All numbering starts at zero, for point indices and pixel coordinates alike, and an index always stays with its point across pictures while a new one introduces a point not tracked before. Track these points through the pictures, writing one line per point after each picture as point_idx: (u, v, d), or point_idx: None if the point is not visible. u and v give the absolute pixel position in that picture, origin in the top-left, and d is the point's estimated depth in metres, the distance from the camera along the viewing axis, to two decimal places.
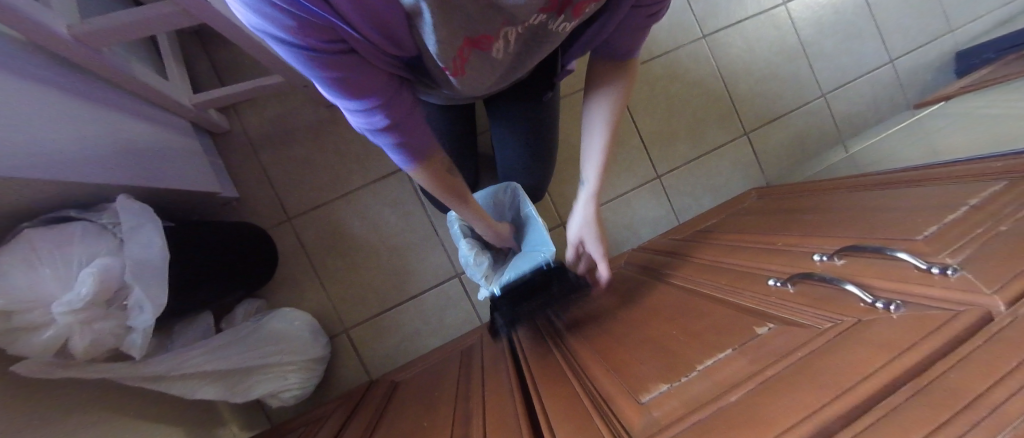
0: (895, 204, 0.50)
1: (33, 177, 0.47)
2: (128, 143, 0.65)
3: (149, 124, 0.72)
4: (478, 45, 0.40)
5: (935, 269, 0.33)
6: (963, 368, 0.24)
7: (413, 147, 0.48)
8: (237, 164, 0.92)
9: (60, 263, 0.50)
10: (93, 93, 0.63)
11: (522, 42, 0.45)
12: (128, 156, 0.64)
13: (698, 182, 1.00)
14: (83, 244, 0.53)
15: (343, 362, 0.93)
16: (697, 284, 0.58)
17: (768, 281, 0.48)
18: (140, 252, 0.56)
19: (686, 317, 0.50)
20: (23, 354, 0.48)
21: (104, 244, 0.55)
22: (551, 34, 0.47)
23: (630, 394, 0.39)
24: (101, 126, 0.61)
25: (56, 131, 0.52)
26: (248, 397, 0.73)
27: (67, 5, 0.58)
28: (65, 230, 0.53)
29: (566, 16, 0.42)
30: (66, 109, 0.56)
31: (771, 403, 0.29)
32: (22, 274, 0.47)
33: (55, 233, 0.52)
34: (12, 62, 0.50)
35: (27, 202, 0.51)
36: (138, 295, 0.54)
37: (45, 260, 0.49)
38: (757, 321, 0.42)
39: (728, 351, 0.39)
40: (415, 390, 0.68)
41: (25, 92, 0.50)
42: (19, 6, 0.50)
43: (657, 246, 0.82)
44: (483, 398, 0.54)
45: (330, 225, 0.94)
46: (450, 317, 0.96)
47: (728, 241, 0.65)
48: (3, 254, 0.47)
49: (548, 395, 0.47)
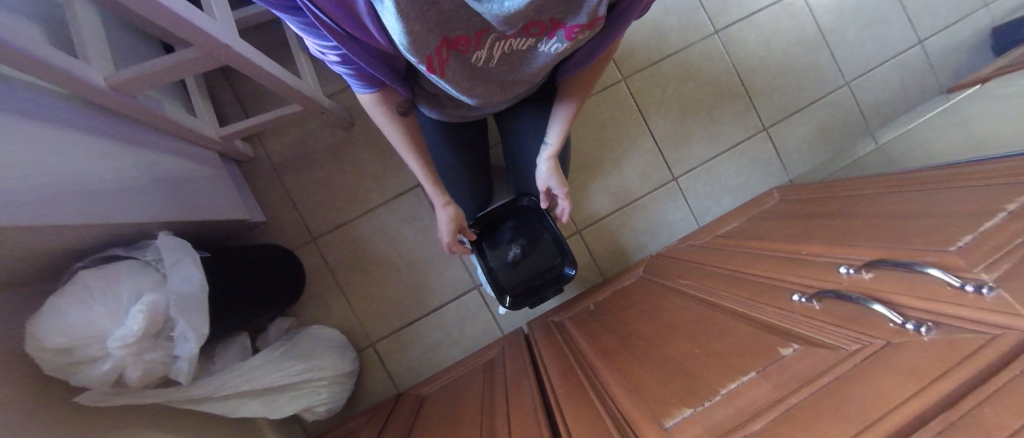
0: (926, 208, 0.48)
1: (81, 222, 0.51)
2: (164, 181, 0.69)
3: (182, 159, 0.76)
4: (459, 49, 0.49)
5: (968, 287, 0.32)
6: (996, 401, 0.23)
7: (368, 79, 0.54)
8: (263, 189, 0.96)
9: (111, 299, 0.54)
10: (130, 136, 0.67)
11: (509, 52, 0.54)
12: (165, 193, 0.68)
13: (716, 182, 0.98)
14: (131, 280, 0.57)
15: (371, 374, 0.96)
16: (717, 297, 0.57)
17: (792, 296, 0.47)
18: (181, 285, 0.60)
19: (706, 334, 0.49)
20: (84, 384, 0.53)
21: (149, 280, 0.58)
22: (540, 52, 0.55)
23: (654, 417, 0.40)
24: (139, 167, 0.65)
25: (101, 177, 0.56)
26: (285, 412, 0.76)
27: (103, 55, 0.62)
28: (114, 268, 0.57)
29: (550, 33, 0.49)
30: (108, 155, 0.60)
31: (795, 433, 0.29)
32: (78, 311, 0.51)
33: (105, 271, 0.56)
34: (56, 116, 0.55)
35: (79, 244, 0.56)
36: (182, 327, 0.58)
37: (98, 297, 0.53)
38: (781, 341, 0.41)
39: (751, 374, 0.39)
40: (442, 404, 0.70)
41: (71, 144, 0.54)
42: (60, 62, 0.54)
43: (676, 253, 0.81)
44: (508, 415, 0.55)
45: (352, 243, 0.98)
46: (471, 328, 0.98)
47: (750, 249, 0.64)
48: (62, 295, 0.51)
49: (573, 416, 0.48)
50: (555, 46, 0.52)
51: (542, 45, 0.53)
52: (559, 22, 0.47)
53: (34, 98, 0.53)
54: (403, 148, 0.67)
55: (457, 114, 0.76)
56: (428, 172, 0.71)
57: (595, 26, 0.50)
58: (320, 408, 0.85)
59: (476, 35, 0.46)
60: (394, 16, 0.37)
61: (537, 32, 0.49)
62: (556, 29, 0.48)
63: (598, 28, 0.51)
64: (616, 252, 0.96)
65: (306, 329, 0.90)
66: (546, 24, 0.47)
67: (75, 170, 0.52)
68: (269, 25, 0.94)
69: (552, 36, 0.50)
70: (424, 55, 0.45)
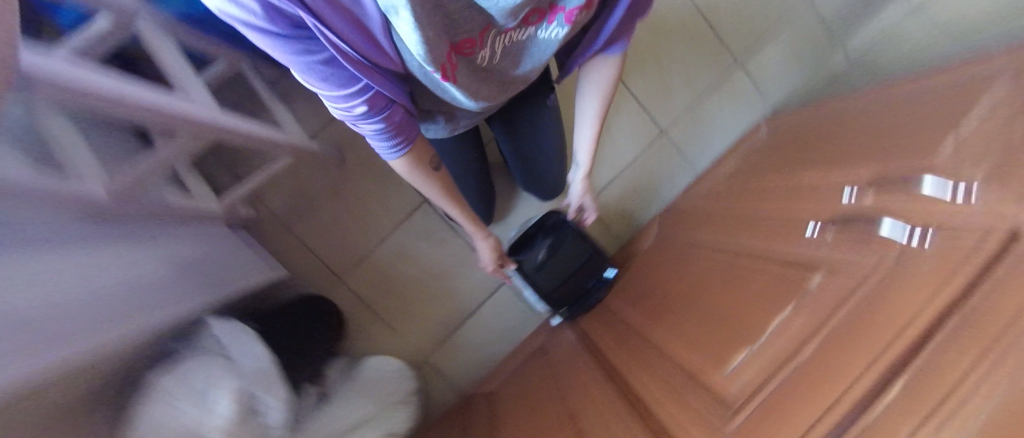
0: (908, 116, 0.51)
1: (144, 333, 0.52)
2: (186, 267, 0.69)
3: (197, 241, 0.76)
4: (466, 51, 0.50)
5: (956, 196, 0.36)
6: (996, 290, 0.27)
7: (399, 133, 0.52)
8: (277, 244, 0.97)
9: (192, 394, 0.55)
10: (147, 233, 0.67)
11: (509, 47, 0.55)
12: (188, 278, 0.68)
13: (704, 125, 1.01)
14: (201, 373, 0.58)
15: (432, 385, 1.02)
16: (737, 242, 0.61)
17: (807, 229, 0.52)
18: (249, 361, 0.62)
19: (738, 280, 0.54)
20: None
21: (218, 366, 0.59)
22: (539, 42, 0.57)
23: (717, 369, 0.45)
24: (163, 261, 0.65)
25: (135, 286, 0.56)
26: None
27: (91, 162, 0.59)
28: (182, 367, 0.58)
29: (548, 19, 0.52)
30: (134, 262, 0.60)
31: (841, 354, 0.34)
32: (167, 415, 0.52)
33: (176, 372, 0.57)
34: (78, 236, 0.53)
35: (138, 355, 0.57)
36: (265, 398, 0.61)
37: (180, 397, 0.54)
38: (805, 273, 0.45)
39: (788, 309, 0.43)
40: (511, 396, 0.76)
41: (108, 263, 0.54)
42: (65, 187, 0.52)
43: (684, 206, 0.85)
44: (579, 393, 0.61)
45: (378, 272, 1.00)
46: (511, 319, 1.03)
47: (756, 189, 0.69)
48: (145, 407, 0.52)
49: (647, 382, 0.53)
50: (552, 33, 0.54)
51: (541, 33, 0.54)
52: (557, 6, 0.50)
53: (57, 225, 0.51)
54: (440, 200, 0.66)
55: (455, 129, 0.78)
56: (465, 214, 0.70)
57: (588, 9, 0.52)
58: (400, 427, 0.92)
59: (481, 35, 0.48)
60: (411, 24, 0.38)
61: (536, 20, 0.51)
62: (553, 14, 0.51)
63: (591, 11, 0.52)
64: (627, 215, 1.00)
65: (363, 361, 0.95)
66: (544, 11, 0.49)
67: (122, 278, 0.54)
68: (231, 81, 0.92)
69: (552, 20, 0.52)
70: (437, 63, 0.46)
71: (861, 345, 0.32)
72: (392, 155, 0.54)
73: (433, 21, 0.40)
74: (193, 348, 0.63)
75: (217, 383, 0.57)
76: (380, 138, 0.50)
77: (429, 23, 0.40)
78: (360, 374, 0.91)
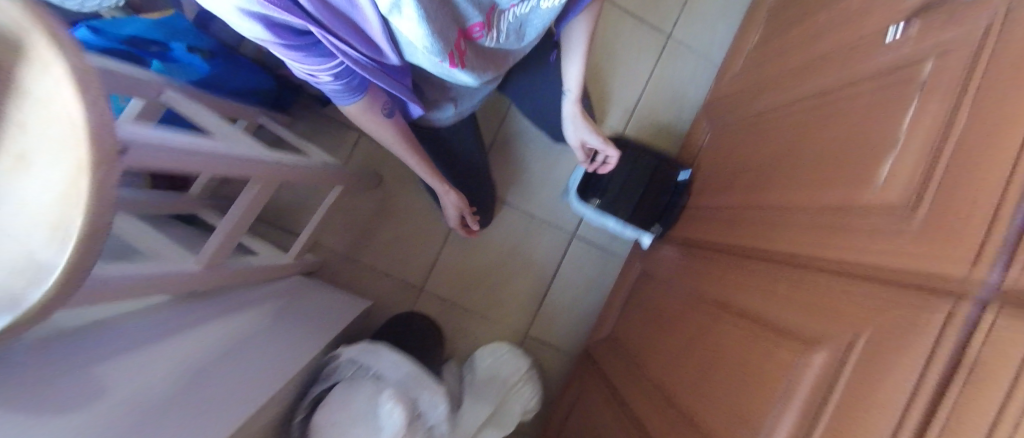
0: None
1: (234, 409, 0.47)
2: (276, 321, 0.67)
3: (279, 297, 0.74)
4: (477, 33, 0.53)
5: None
6: None
7: (362, 90, 0.57)
8: (349, 280, 0.96)
9: (357, 417, 0.57)
10: (227, 301, 0.64)
11: (514, 24, 0.55)
12: (282, 331, 0.66)
13: (706, 18, 1.00)
14: (358, 396, 0.59)
15: (542, 359, 1.01)
16: (810, 88, 0.60)
17: (887, 38, 0.50)
18: (393, 372, 0.61)
19: (835, 114, 0.53)
20: None
21: (369, 384, 0.60)
22: (541, 17, 0.55)
23: (863, 188, 0.44)
24: (247, 323, 0.62)
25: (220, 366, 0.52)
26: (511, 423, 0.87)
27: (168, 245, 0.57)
28: (337, 395, 0.59)
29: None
30: (225, 334, 0.57)
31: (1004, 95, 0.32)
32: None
33: (336, 402, 0.59)
34: (156, 327, 0.50)
35: (261, 419, 0.54)
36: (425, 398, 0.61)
37: (348, 423, 0.57)
38: (914, 67, 0.44)
39: (915, 101, 0.42)
40: (638, 324, 0.76)
41: (177, 349, 0.49)
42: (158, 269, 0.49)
43: (727, 93, 0.84)
44: (713, 285, 0.61)
45: (454, 272, 1.00)
46: (592, 269, 1.02)
47: (801, 39, 0.68)
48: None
49: (775, 249, 0.53)
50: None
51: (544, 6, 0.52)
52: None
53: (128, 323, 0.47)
54: (398, 145, 0.71)
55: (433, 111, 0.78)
56: (427, 166, 0.78)
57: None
58: (531, 403, 0.92)
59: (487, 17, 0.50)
60: (417, 23, 0.42)
61: None
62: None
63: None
64: (665, 128, 1.00)
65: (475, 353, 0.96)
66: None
67: (219, 362, 0.52)
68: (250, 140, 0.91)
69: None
70: (449, 49, 0.50)
71: (1016, 76, 0.32)
72: (347, 103, 0.58)
73: (440, 13, 0.44)
74: (339, 377, 0.63)
75: (374, 399, 0.59)
76: (343, 97, 0.57)
77: (437, 13, 0.43)
78: (478, 367, 0.93)
